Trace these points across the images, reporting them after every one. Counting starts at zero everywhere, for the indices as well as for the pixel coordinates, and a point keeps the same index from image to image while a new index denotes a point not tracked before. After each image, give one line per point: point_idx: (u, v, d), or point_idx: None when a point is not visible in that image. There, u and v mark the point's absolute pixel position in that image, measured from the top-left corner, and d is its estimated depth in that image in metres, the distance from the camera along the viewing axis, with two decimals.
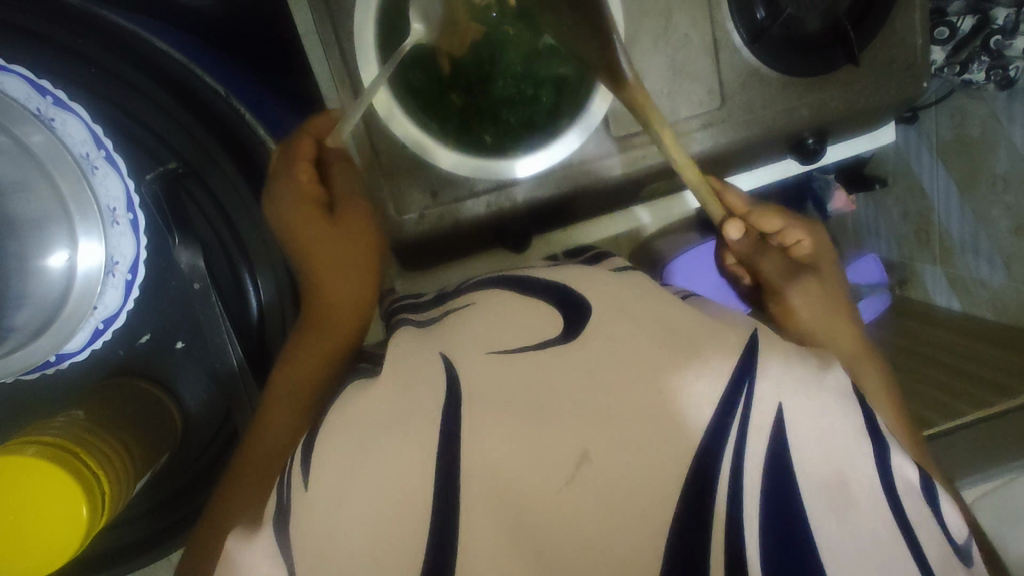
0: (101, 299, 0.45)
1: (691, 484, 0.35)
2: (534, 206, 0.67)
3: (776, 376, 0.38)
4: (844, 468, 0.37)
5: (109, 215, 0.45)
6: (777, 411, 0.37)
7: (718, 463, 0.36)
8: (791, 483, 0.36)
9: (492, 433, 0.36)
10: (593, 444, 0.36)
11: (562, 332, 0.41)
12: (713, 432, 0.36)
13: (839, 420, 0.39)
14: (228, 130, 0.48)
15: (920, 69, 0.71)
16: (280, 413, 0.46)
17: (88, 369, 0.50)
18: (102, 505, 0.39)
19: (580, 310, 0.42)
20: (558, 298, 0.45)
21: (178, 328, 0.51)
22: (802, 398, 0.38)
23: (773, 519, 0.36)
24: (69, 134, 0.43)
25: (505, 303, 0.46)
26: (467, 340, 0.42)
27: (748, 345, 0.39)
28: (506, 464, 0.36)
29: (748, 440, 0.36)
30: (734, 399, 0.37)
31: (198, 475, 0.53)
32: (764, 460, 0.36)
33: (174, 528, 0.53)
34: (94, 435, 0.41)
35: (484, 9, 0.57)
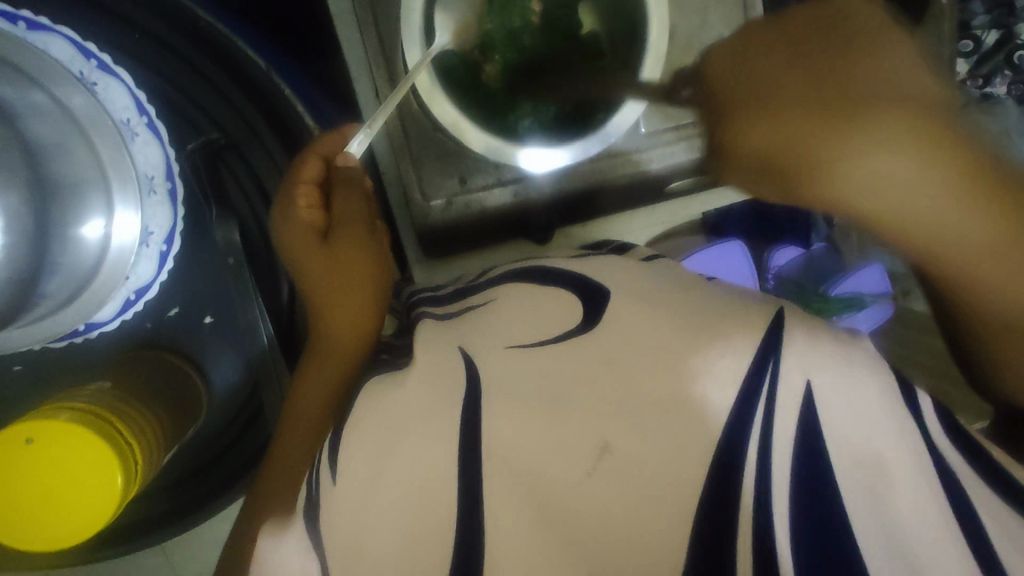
0: (134, 269, 0.46)
1: (713, 471, 0.34)
2: (561, 195, 0.68)
3: (806, 354, 0.36)
4: (886, 459, 0.34)
5: (147, 184, 0.44)
6: (806, 390, 0.35)
7: (745, 439, 0.35)
8: (824, 467, 0.34)
9: (517, 418, 0.37)
10: (613, 438, 0.36)
11: (582, 320, 0.41)
12: (738, 415, 0.35)
13: (884, 405, 0.35)
14: (267, 104, 0.47)
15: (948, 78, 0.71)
16: (294, 431, 0.45)
17: (115, 340, 0.50)
18: (135, 474, 0.38)
19: (599, 298, 0.42)
20: (579, 286, 0.44)
21: (207, 302, 0.51)
22: (839, 379, 0.36)
23: (804, 498, 0.34)
24: (111, 100, 0.42)
25: (526, 293, 0.45)
26: (495, 330, 0.42)
27: (773, 325, 0.38)
28: (530, 455, 0.36)
29: (775, 425, 0.35)
30: (761, 381, 0.36)
31: (222, 453, 0.53)
32: (795, 442, 0.35)
33: (190, 506, 0.53)
34: (124, 404, 0.41)
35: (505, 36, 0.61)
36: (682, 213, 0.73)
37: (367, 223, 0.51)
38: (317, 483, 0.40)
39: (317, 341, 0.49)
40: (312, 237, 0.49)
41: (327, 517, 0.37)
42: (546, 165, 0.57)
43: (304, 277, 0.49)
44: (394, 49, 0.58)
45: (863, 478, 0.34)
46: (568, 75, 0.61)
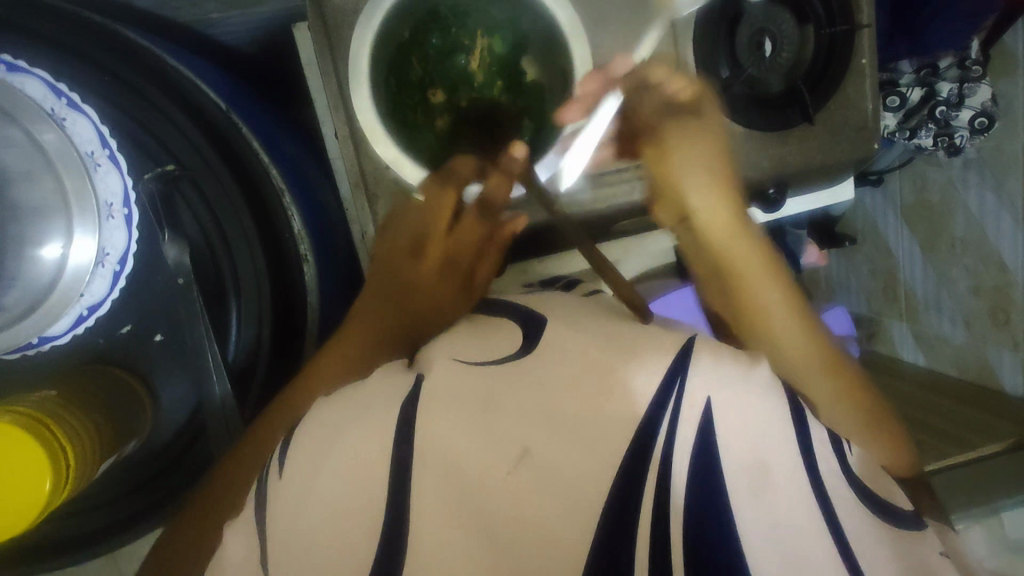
0: (88, 287, 0.48)
1: (622, 473, 0.37)
2: (514, 236, 0.70)
3: (713, 365, 0.40)
4: (769, 463, 0.38)
5: (106, 209, 0.48)
6: (706, 405, 0.38)
7: (652, 446, 0.38)
8: (715, 472, 0.37)
9: (437, 427, 0.38)
10: (533, 442, 0.38)
11: (521, 345, 0.44)
12: (644, 426, 0.38)
13: (777, 416, 0.40)
14: (224, 142, 0.52)
15: (872, 130, 0.77)
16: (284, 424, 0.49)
17: (77, 356, 0.53)
18: (63, 477, 0.41)
19: (537, 325, 0.46)
20: (521, 315, 0.49)
21: (161, 322, 0.54)
22: (737, 394, 0.39)
23: (697, 505, 0.37)
24: (77, 133, 0.47)
25: (476, 324, 0.49)
26: (448, 347, 0.45)
27: (679, 351, 0.41)
28: (449, 459, 0.37)
29: (677, 431, 0.38)
30: (668, 393, 0.39)
31: (165, 467, 0.56)
32: (693, 449, 0.38)
33: (135, 519, 0.55)
34: (68, 412, 0.44)
35: (448, 89, 0.65)
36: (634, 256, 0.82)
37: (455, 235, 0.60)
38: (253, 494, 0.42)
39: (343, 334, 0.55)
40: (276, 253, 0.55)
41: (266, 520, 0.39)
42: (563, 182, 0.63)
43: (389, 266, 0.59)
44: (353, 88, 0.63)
45: (750, 481, 0.37)
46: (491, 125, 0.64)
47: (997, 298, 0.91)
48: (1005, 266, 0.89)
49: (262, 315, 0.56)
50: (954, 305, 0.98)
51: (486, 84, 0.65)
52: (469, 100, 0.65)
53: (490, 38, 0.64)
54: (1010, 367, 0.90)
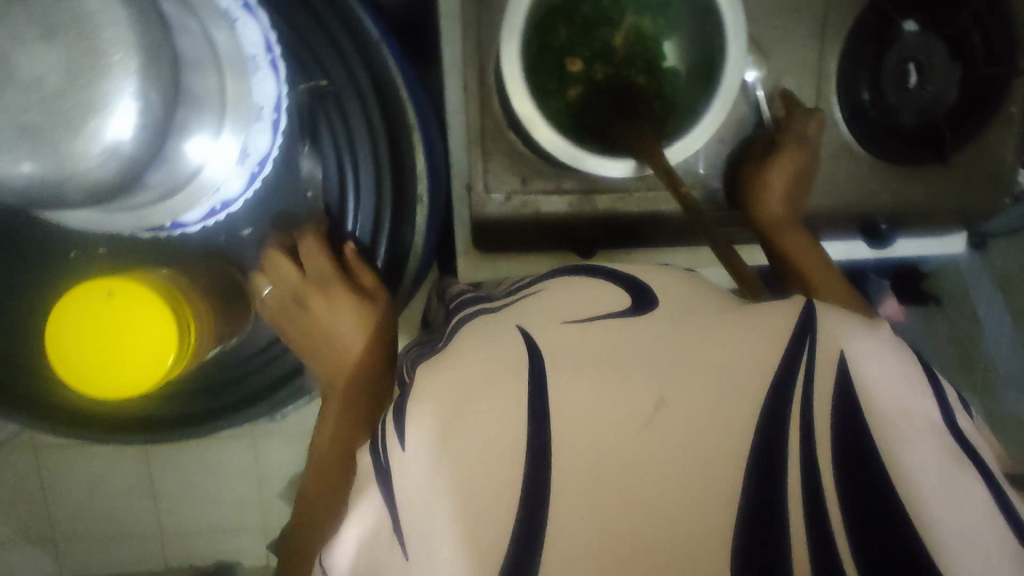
0: (223, 185, 0.52)
1: (759, 443, 0.36)
2: (615, 215, 0.71)
3: (838, 325, 0.39)
4: (914, 417, 0.36)
5: (256, 112, 0.51)
6: (840, 358, 0.37)
7: (785, 415, 0.37)
8: (861, 430, 0.36)
9: (573, 376, 0.38)
10: (669, 393, 0.37)
11: (630, 307, 0.43)
12: (778, 383, 0.37)
13: (911, 374, 0.38)
14: (374, 69, 0.54)
15: (1007, 184, 0.73)
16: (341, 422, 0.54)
17: (201, 246, 0.56)
18: (185, 351, 0.43)
19: (647, 295, 0.44)
20: (625, 283, 0.47)
21: (278, 233, 0.58)
22: (875, 352, 0.38)
23: (845, 471, 0.36)
24: (245, 36, 0.49)
25: (573, 285, 0.47)
26: (544, 310, 0.44)
27: (803, 315, 0.40)
28: (580, 406, 0.37)
29: (814, 401, 0.37)
30: (798, 351, 0.38)
31: (258, 368, 0.61)
32: (832, 408, 0.37)
33: (229, 408, 0.60)
34: (189, 291, 0.45)
35: (592, 57, 0.65)
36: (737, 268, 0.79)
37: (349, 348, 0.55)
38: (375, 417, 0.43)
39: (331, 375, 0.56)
40: (398, 185, 0.57)
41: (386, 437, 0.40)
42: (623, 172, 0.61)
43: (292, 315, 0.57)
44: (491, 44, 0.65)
45: (902, 446, 0.35)
46: (624, 98, 0.64)
47: None
48: None
49: (376, 237, 0.59)
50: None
51: (625, 62, 0.65)
52: (607, 73, 0.65)
53: (638, 17, 0.65)
54: None
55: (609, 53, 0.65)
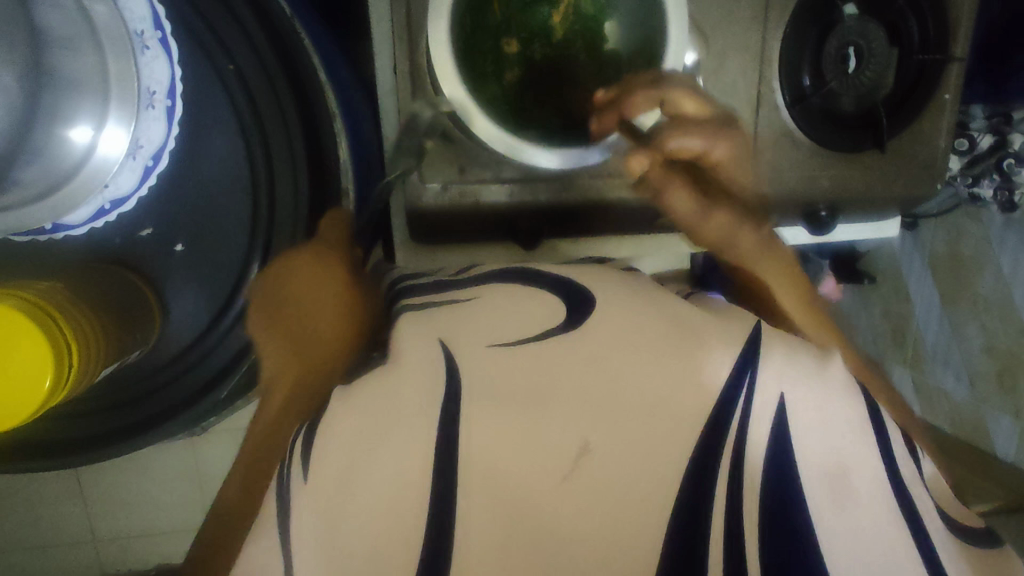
0: (114, 179, 0.45)
1: (692, 468, 0.36)
2: (556, 205, 0.68)
3: (783, 366, 0.39)
4: (849, 468, 0.39)
5: (146, 98, 0.44)
6: (779, 404, 0.38)
7: (722, 443, 0.37)
8: (791, 467, 0.37)
9: (486, 420, 0.36)
10: (592, 440, 0.36)
11: (563, 319, 0.40)
12: (712, 428, 0.37)
13: (850, 424, 0.40)
14: (285, 52, 0.48)
15: (938, 170, 0.74)
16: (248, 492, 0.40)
17: (94, 250, 0.50)
18: (67, 377, 0.38)
19: (582, 301, 0.41)
20: (559, 286, 0.44)
21: (184, 230, 0.51)
22: (815, 398, 0.39)
23: (772, 498, 0.37)
24: (128, 8, 0.42)
25: (505, 294, 0.43)
26: (474, 323, 0.40)
27: (747, 345, 0.39)
28: (503, 438, 0.36)
29: (749, 436, 0.37)
30: (737, 391, 0.38)
31: (161, 388, 0.53)
32: (767, 444, 0.37)
33: (128, 432, 0.53)
34: (73, 308, 0.40)
35: (532, 37, 0.62)
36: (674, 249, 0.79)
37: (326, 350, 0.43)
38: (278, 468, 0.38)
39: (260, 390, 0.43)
40: (317, 175, 0.52)
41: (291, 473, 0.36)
42: (568, 162, 0.58)
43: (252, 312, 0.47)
44: (421, 20, 0.59)
45: (829, 487, 0.38)
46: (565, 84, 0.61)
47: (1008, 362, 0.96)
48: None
49: (294, 234, 0.52)
50: (961, 362, 1.02)
51: (565, 43, 0.62)
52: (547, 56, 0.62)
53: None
54: (1006, 432, 0.98)
55: (551, 32, 0.62)
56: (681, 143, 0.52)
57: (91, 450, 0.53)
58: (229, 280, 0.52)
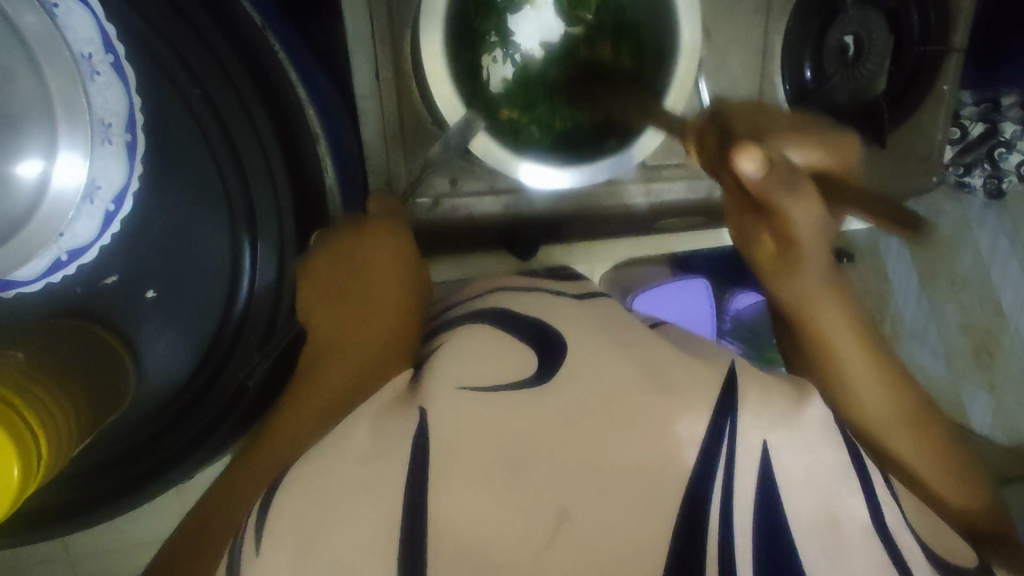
0: (70, 226, 0.41)
1: (678, 540, 0.30)
2: (553, 212, 0.64)
3: (760, 407, 0.34)
4: (841, 517, 0.33)
5: (102, 131, 0.40)
6: (762, 448, 0.33)
7: (706, 505, 0.31)
8: (781, 524, 0.32)
9: (477, 495, 0.30)
10: (573, 500, 0.30)
11: (535, 371, 0.34)
12: (698, 477, 0.32)
13: (833, 468, 0.34)
14: (258, 70, 0.43)
15: (935, 162, 0.73)
16: (261, 463, 0.40)
17: (51, 305, 0.45)
18: (37, 465, 0.34)
19: (555, 345, 0.36)
20: (528, 329, 0.38)
21: (155, 274, 0.46)
22: (796, 442, 0.34)
23: (763, 563, 0.31)
24: (71, 27, 0.38)
25: (471, 337, 0.37)
26: (455, 362, 0.35)
27: (724, 390, 0.34)
28: (508, 511, 0.30)
29: (734, 485, 0.32)
30: (719, 438, 0.33)
31: (139, 446, 0.49)
32: (755, 500, 0.32)
33: (101, 499, 0.48)
34: (35, 384, 0.37)
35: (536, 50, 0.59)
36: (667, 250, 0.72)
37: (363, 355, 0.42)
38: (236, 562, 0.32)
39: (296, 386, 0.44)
40: (305, 208, 0.48)
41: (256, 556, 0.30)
42: (545, 183, 0.55)
43: (307, 299, 0.47)
44: (404, 20, 0.53)
45: (821, 537, 0.32)
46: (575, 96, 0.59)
47: (985, 339, 0.94)
48: (1002, 311, 0.92)
49: (280, 266, 0.48)
50: (938, 338, 0.97)
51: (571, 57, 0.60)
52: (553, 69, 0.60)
53: (590, 21, 0.59)
54: (982, 406, 0.96)
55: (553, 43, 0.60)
56: (793, 153, 0.45)
57: (58, 522, 0.48)
58: (209, 323, 0.48)
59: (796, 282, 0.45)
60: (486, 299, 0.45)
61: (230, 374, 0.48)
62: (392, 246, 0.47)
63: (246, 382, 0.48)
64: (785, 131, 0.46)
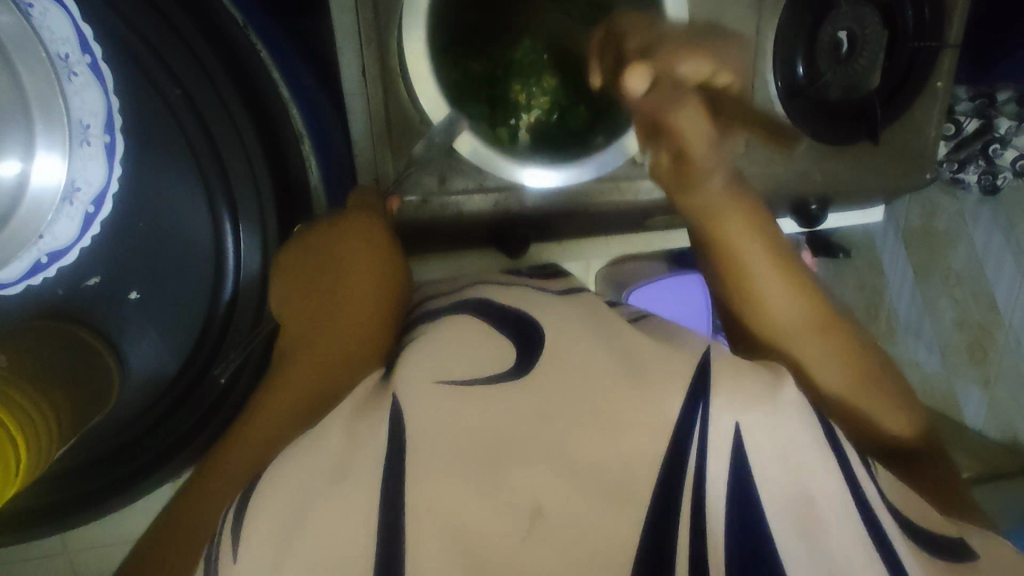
0: (50, 227, 0.41)
1: (651, 518, 0.31)
2: (546, 210, 0.62)
3: (734, 389, 0.33)
4: (820, 501, 0.33)
5: (80, 133, 0.40)
6: (734, 432, 0.32)
7: (678, 488, 0.31)
8: (754, 502, 0.32)
9: (450, 493, 0.30)
10: (546, 499, 0.31)
11: (513, 365, 0.34)
12: (668, 465, 0.32)
13: (806, 445, 0.33)
14: (239, 67, 0.42)
15: (929, 158, 0.73)
16: (233, 461, 0.40)
17: (31, 306, 0.44)
18: None
19: (533, 339, 0.36)
20: (509, 323, 0.38)
21: (137, 275, 0.46)
22: (772, 424, 0.33)
23: (735, 547, 0.31)
24: (47, 27, 0.38)
25: (447, 330, 0.37)
26: (421, 358, 0.34)
27: (695, 376, 0.33)
28: (482, 508, 0.30)
29: (706, 470, 0.32)
30: (690, 427, 0.32)
31: (123, 447, 0.49)
32: (727, 482, 0.32)
33: (88, 497, 0.48)
34: None
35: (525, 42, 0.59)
36: (659, 245, 0.72)
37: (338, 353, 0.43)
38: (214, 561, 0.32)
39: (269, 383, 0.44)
40: (288, 209, 0.48)
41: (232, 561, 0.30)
42: (544, 184, 0.55)
43: (279, 296, 0.47)
44: (389, 14, 0.52)
45: (794, 520, 0.32)
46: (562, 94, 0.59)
47: (979, 335, 0.92)
48: (997, 306, 0.90)
49: (263, 263, 0.48)
50: (933, 332, 0.96)
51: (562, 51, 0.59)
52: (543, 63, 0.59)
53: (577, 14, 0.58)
54: (976, 402, 0.94)
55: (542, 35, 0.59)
56: (714, 75, 0.40)
57: (42, 522, 0.48)
58: (193, 324, 0.48)
59: (702, 192, 0.45)
60: (465, 291, 0.45)
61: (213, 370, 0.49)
62: (365, 241, 0.47)
63: (223, 379, 0.48)
64: (677, 45, 0.40)
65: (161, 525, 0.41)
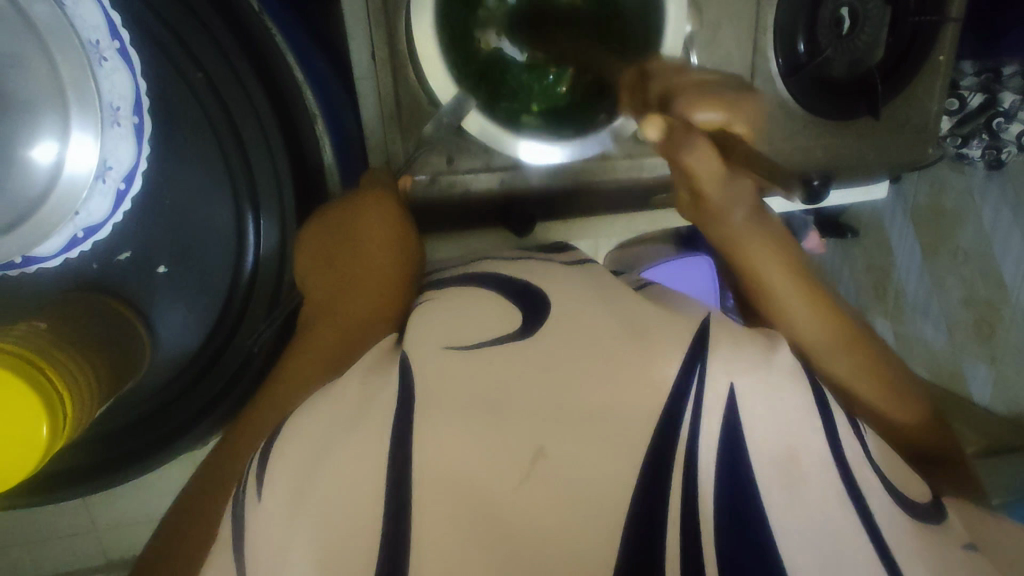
0: (85, 205, 0.44)
1: (646, 474, 0.32)
2: (547, 190, 0.64)
3: (731, 357, 0.34)
4: (807, 452, 0.34)
5: (111, 115, 0.42)
6: (730, 392, 0.33)
7: (674, 446, 0.33)
8: (744, 462, 0.33)
9: (452, 442, 0.32)
10: (550, 439, 0.32)
11: (521, 325, 0.37)
12: (664, 423, 0.33)
13: (798, 408, 0.35)
14: (256, 48, 0.45)
15: (932, 133, 0.74)
16: (258, 421, 0.43)
17: (69, 280, 0.48)
18: (61, 421, 0.37)
19: (538, 303, 0.38)
20: (517, 289, 0.41)
21: (164, 251, 0.49)
22: (763, 387, 0.34)
23: (724, 500, 0.32)
24: (80, 15, 0.40)
25: (461, 300, 0.41)
26: (429, 329, 0.38)
27: (694, 341, 0.35)
28: (483, 452, 0.32)
29: (704, 425, 0.33)
30: (687, 386, 0.34)
31: (156, 411, 0.52)
32: (719, 448, 0.33)
33: (127, 456, 0.52)
34: (56, 349, 0.39)
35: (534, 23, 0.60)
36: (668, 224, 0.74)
37: (355, 324, 0.45)
38: (242, 503, 0.35)
39: (292, 349, 0.47)
40: (304, 188, 0.50)
41: (258, 501, 0.34)
42: (541, 159, 0.57)
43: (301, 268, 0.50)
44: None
45: (780, 473, 0.33)
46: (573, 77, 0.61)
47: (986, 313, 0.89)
48: (1003, 283, 0.87)
49: (281, 235, 0.50)
50: (941, 310, 0.94)
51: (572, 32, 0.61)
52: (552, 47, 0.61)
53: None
54: (982, 379, 0.91)
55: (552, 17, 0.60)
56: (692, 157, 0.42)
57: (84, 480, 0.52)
58: (216, 295, 0.51)
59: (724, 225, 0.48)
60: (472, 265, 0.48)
61: (237, 339, 0.52)
62: (381, 217, 0.49)
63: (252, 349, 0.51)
64: (693, 98, 0.45)
65: (188, 489, 0.44)
